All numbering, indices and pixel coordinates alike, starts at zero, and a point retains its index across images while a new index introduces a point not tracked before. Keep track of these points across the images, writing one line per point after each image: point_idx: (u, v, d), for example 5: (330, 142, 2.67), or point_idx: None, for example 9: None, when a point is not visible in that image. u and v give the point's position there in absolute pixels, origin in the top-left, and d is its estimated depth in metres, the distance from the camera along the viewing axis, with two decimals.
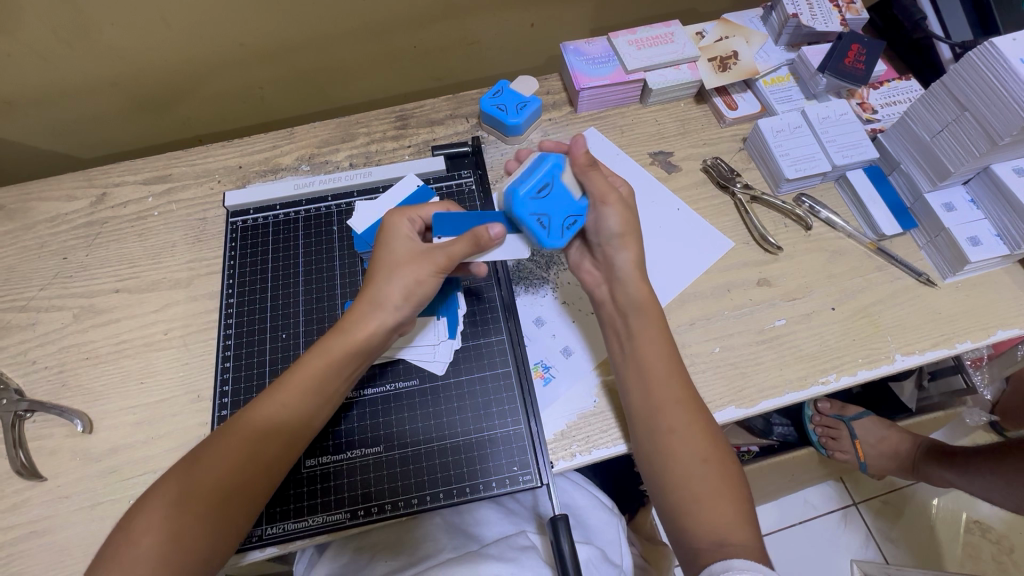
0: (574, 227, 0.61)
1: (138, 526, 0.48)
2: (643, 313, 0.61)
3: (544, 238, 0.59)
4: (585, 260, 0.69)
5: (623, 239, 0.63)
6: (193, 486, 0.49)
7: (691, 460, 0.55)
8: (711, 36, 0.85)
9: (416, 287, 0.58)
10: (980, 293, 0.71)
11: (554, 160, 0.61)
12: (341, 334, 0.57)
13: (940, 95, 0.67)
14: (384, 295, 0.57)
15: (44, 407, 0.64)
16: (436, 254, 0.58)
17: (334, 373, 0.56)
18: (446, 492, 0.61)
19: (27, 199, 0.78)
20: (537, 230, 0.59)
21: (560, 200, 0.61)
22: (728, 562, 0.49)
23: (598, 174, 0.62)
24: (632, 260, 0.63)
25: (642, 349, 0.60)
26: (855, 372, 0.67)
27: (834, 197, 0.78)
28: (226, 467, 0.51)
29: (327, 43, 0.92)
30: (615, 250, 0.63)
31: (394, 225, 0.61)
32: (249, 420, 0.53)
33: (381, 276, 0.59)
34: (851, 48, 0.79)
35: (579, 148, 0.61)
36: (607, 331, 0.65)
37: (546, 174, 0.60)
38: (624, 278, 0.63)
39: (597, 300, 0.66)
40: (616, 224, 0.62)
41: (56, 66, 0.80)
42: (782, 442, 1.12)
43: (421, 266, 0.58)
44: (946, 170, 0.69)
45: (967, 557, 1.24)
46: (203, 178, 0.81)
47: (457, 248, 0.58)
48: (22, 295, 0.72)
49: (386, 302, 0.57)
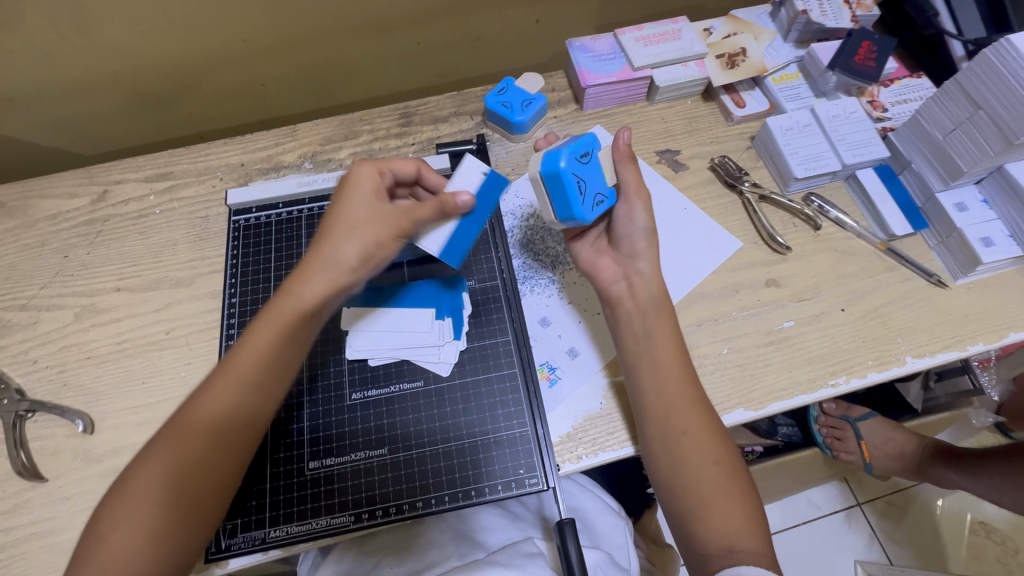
0: (603, 204, 0.62)
1: (115, 514, 0.49)
2: (661, 311, 0.61)
3: (580, 204, 0.59)
4: (599, 257, 0.67)
5: (650, 234, 0.64)
6: (156, 470, 0.50)
7: (700, 464, 0.55)
8: (719, 32, 0.83)
9: (375, 248, 0.57)
10: (992, 295, 0.70)
11: (594, 139, 0.62)
12: (288, 294, 0.56)
13: (953, 94, 0.66)
14: (340, 256, 0.56)
15: (46, 407, 0.64)
16: (399, 216, 0.57)
17: (285, 337, 0.55)
18: (451, 495, 0.60)
19: (28, 197, 0.77)
20: (574, 193, 0.58)
21: (595, 175, 0.62)
22: (737, 569, 0.48)
23: (634, 165, 0.64)
24: (654, 259, 0.64)
25: (661, 347, 0.59)
26: (866, 374, 0.66)
27: (843, 196, 0.77)
28: (184, 448, 0.51)
29: (329, 38, 0.91)
30: (642, 245, 0.64)
31: (359, 179, 0.60)
32: (202, 397, 0.53)
33: (334, 235, 0.57)
34: (861, 45, 0.78)
35: (623, 137, 0.63)
36: (622, 330, 0.62)
37: (587, 145, 0.61)
38: (646, 274, 0.63)
39: (613, 297, 0.64)
40: (644, 219, 0.63)
41: (57, 61, 0.79)
42: (786, 443, 1.10)
43: (378, 226, 0.57)
44: (957, 170, 0.68)
45: (971, 559, 1.23)
46: (205, 176, 0.80)
47: (422, 213, 0.57)
48: (23, 294, 0.72)
49: (340, 264, 0.56)
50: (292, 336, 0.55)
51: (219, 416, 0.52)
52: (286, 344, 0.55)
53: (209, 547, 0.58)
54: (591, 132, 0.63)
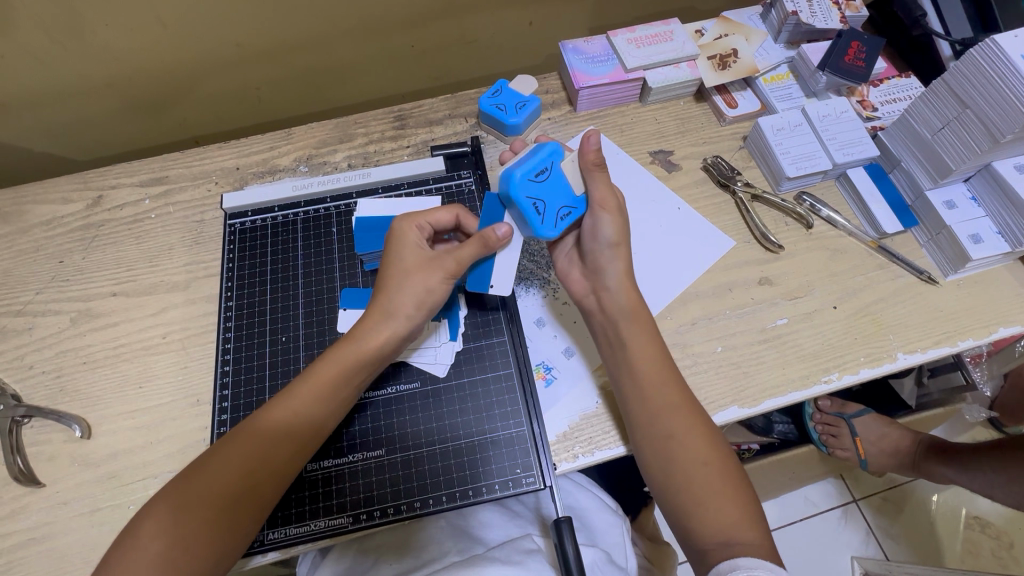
0: (567, 217, 0.64)
1: (144, 533, 0.47)
2: (635, 320, 0.61)
3: (537, 224, 0.62)
4: (572, 268, 0.68)
5: (618, 248, 0.63)
6: (197, 490, 0.49)
7: (693, 461, 0.55)
8: (710, 34, 0.84)
9: (426, 295, 0.59)
10: (981, 290, 0.71)
11: (557, 150, 0.64)
12: (353, 337, 0.58)
13: (941, 92, 0.67)
14: (397, 304, 0.58)
15: (42, 413, 0.64)
16: (444, 260, 0.60)
17: (348, 380, 0.56)
18: (449, 495, 0.60)
19: (22, 203, 0.77)
20: (529, 213, 0.62)
21: (555, 189, 0.63)
22: (734, 561, 0.49)
23: (603, 175, 0.63)
24: (621, 270, 0.63)
25: (639, 356, 0.60)
26: (858, 370, 0.67)
27: (835, 195, 0.78)
28: (231, 472, 0.50)
29: (324, 42, 0.91)
30: (607, 259, 0.64)
31: (401, 234, 0.61)
32: (258, 425, 0.53)
33: (391, 283, 0.59)
34: (851, 46, 0.79)
35: (590, 145, 0.61)
36: (598, 338, 0.64)
37: (546, 161, 0.63)
38: (612, 287, 0.63)
39: (585, 309, 0.66)
40: (610, 233, 0.63)
41: (52, 67, 0.79)
42: (782, 440, 1.10)
43: (431, 273, 0.59)
44: (946, 167, 0.69)
45: (967, 553, 1.24)
46: (200, 180, 0.80)
47: (467, 251, 0.60)
48: (18, 299, 0.72)
49: (397, 310, 0.58)
50: (354, 379, 0.57)
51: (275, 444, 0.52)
52: (347, 386, 0.57)
53: None
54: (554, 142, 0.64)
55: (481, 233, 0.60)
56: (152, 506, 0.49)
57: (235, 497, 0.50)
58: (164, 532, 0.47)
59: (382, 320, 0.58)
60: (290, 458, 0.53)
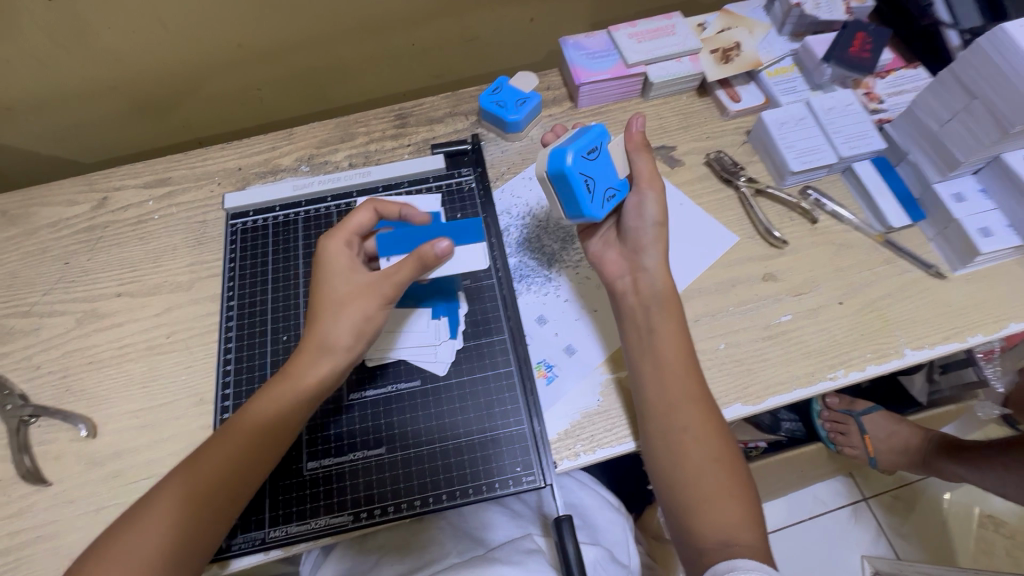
0: (612, 199, 0.63)
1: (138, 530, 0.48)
2: (666, 306, 0.61)
3: (588, 202, 0.60)
4: (607, 250, 0.67)
5: (659, 228, 0.63)
6: (191, 488, 0.51)
7: (699, 458, 0.55)
8: (713, 27, 0.83)
9: (365, 323, 0.57)
10: (991, 285, 0.69)
11: (605, 132, 0.62)
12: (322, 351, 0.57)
13: (948, 83, 0.65)
14: (332, 334, 0.57)
15: (49, 412, 0.64)
16: (380, 285, 0.57)
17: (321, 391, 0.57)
18: (450, 493, 0.60)
19: (29, 205, 0.78)
20: (581, 192, 0.60)
21: (606, 169, 0.62)
22: (732, 562, 0.48)
23: (649, 155, 0.64)
24: (660, 255, 0.63)
25: (666, 343, 0.59)
26: (865, 367, 0.66)
27: (840, 189, 0.77)
28: (219, 471, 0.52)
29: (325, 42, 0.91)
30: (648, 242, 0.63)
31: (331, 255, 0.60)
32: (243, 427, 0.54)
33: (325, 314, 0.58)
34: (857, 37, 0.78)
35: (635, 127, 0.64)
36: (625, 323, 0.63)
37: (597, 140, 0.61)
38: (652, 270, 0.63)
39: (618, 292, 0.64)
40: (655, 212, 0.63)
41: (56, 70, 0.80)
42: (789, 438, 1.09)
43: (367, 301, 0.57)
44: (954, 160, 0.67)
45: (980, 553, 1.22)
46: (203, 181, 0.81)
47: (401, 273, 0.57)
48: (26, 300, 0.72)
49: (335, 344, 0.57)
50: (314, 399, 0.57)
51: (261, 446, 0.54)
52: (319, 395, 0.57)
53: None
54: (602, 124, 0.62)
55: (418, 252, 0.56)
56: (148, 502, 0.50)
57: (223, 496, 0.52)
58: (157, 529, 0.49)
59: (318, 355, 0.57)
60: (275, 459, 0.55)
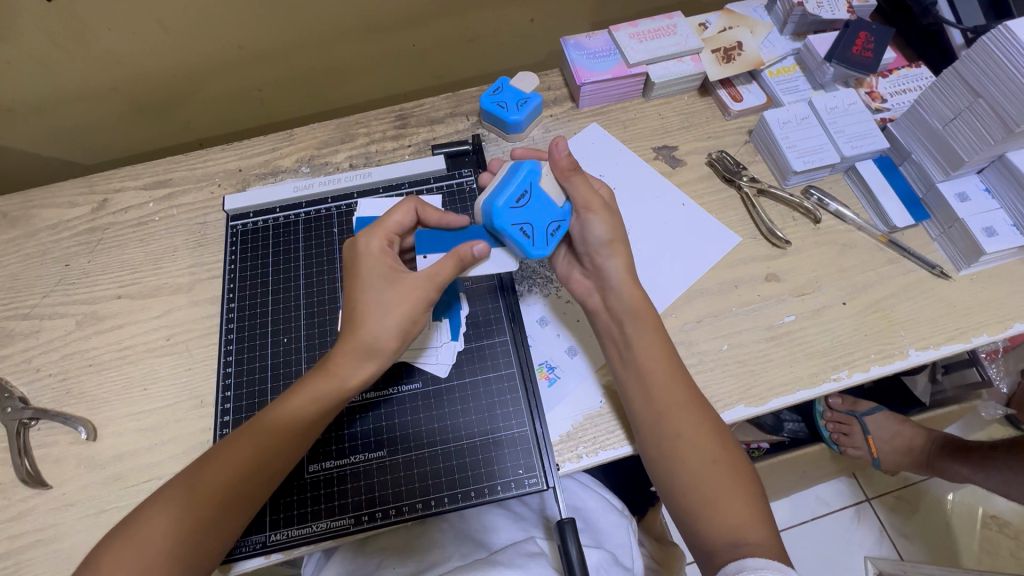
0: (559, 231, 0.60)
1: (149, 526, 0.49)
2: (640, 319, 0.60)
3: (530, 246, 0.58)
4: (571, 270, 0.68)
5: (612, 245, 0.62)
6: (197, 485, 0.50)
7: (699, 462, 0.54)
8: (715, 26, 0.83)
9: (410, 325, 0.56)
10: (996, 285, 0.69)
11: (530, 168, 0.60)
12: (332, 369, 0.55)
13: (952, 82, 0.65)
14: (380, 338, 0.55)
15: (49, 415, 0.64)
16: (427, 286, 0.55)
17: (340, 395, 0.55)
18: (451, 496, 0.60)
19: (30, 207, 0.78)
20: (520, 238, 0.58)
21: (541, 206, 0.60)
22: (741, 562, 0.48)
23: (580, 178, 0.62)
24: (622, 266, 0.62)
25: (644, 355, 0.59)
26: (869, 368, 0.65)
27: (843, 189, 0.76)
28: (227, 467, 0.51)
29: (325, 43, 0.91)
30: (605, 256, 0.62)
31: (370, 253, 0.57)
32: (252, 431, 0.53)
33: (370, 315, 0.55)
34: (859, 36, 0.77)
35: (559, 153, 0.61)
36: (602, 339, 0.63)
37: (524, 182, 0.59)
38: (615, 284, 0.62)
39: (590, 309, 0.65)
40: (602, 231, 0.62)
41: (56, 72, 0.80)
42: (792, 439, 1.09)
43: (415, 302, 0.55)
44: (959, 159, 0.67)
45: (985, 553, 1.21)
46: (203, 182, 0.80)
47: (443, 271, 0.56)
48: (26, 303, 0.72)
49: (381, 348, 0.55)
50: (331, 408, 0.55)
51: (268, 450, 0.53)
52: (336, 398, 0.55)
53: None
54: (528, 160, 0.60)
55: (457, 251, 0.57)
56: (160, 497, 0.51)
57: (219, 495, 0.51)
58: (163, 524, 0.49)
59: (355, 364, 0.55)
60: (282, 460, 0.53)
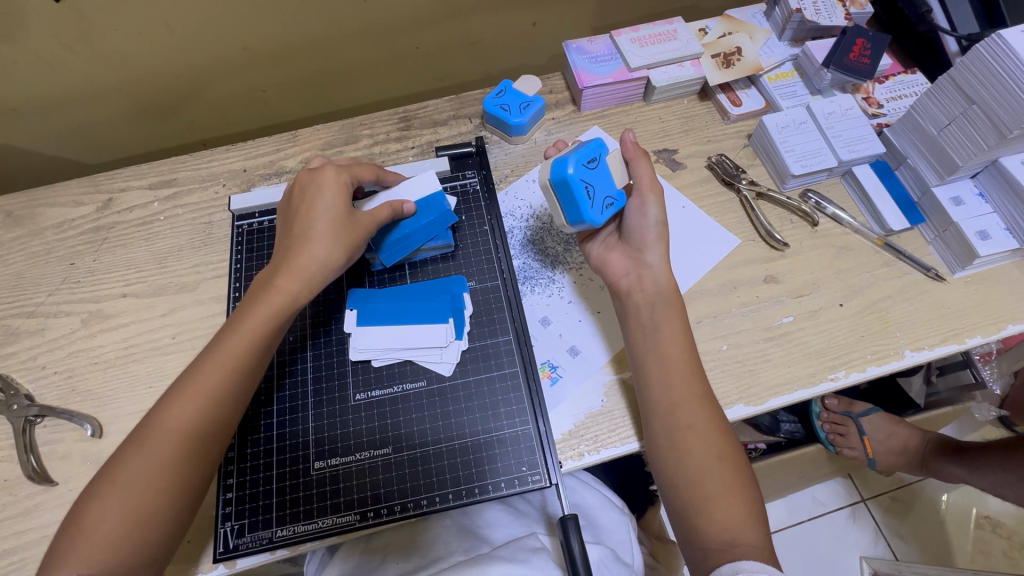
0: (612, 206, 0.63)
1: (96, 513, 0.49)
2: (669, 304, 0.62)
3: (587, 207, 0.61)
4: (609, 253, 0.68)
5: (662, 227, 0.65)
6: (141, 465, 0.51)
7: (703, 456, 0.55)
8: (714, 32, 0.84)
9: (352, 248, 0.63)
10: (989, 288, 0.70)
11: (604, 143, 0.63)
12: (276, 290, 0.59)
13: (947, 89, 0.66)
14: (315, 256, 0.61)
15: (55, 412, 0.65)
16: (359, 220, 0.63)
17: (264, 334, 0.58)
18: (456, 492, 0.61)
19: (35, 206, 0.79)
20: (582, 198, 0.61)
21: (604, 178, 0.63)
22: (736, 564, 0.48)
23: (647, 163, 0.65)
24: (663, 253, 0.65)
25: (668, 341, 0.60)
26: (865, 368, 0.67)
27: (840, 193, 0.78)
28: (164, 442, 0.52)
29: (329, 45, 0.92)
30: (651, 241, 0.65)
31: (325, 180, 0.64)
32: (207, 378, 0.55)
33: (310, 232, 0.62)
34: (856, 43, 0.79)
35: (628, 139, 0.65)
36: (630, 321, 0.63)
37: (595, 151, 0.62)
38: (655, 267, 0.64)
39: (622, 290, 0.65)
40: (657, 213, 0.64)
41: (62, 72, 0.81)
42: (789, 439, 1.10)
43: (348, 231, 0.62)
44: (952, 164, 0.68)
45: (977, 553, 1.23)
46: (208, 182, 0.81)
47: (382, 214, 0.65)
48: (31, 301, 0.73)
49: (315, 260, 0.61)
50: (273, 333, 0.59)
51: (208, 406, 0.54)
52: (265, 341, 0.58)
53: (216, 547, 0.59)
54: (601, 137, 0.64)
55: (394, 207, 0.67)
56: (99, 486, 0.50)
57: (176, 468, 0.52)
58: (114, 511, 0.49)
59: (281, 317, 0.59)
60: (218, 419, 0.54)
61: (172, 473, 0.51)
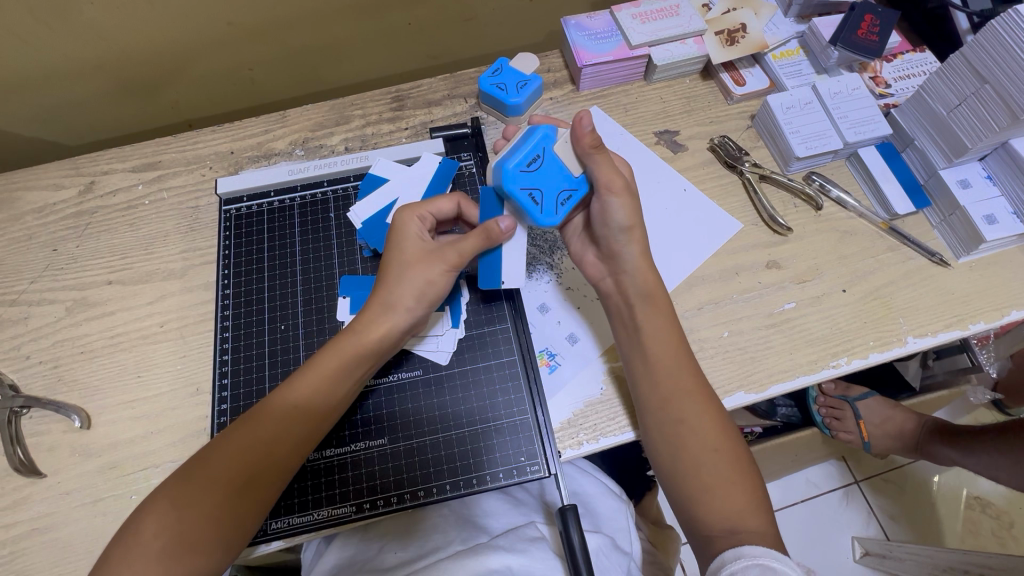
0: (569, 200, 0.60)
1: (145, 527, 0.47)
2: (652, 304, 0.60)
3: (535, 212, 0.60)
4: (585, 250, 0.67)
5: (631, 229, 0.61)
6: (202, 483, 0.49)
7: (701, 447, 0.54)
8: (718, 8, 0.81)
9: (427, 287, 0.58)
10: (993, 272, 0.69)
11: (551, 133, 0.60)
12: (366, 326, 0.56)
13: (959, 68, 0.64)
14: (394, 296, 0.57)
15: (41, 403, 0.63)
16: (446, 253, 0.58)
17: (347, 375, 0.55)
18: (452, 484, 0.60)
19: (13, 189, 0.76)
20: (527, 203, 0.59)
21: (552, 173, 0.60)
22: (740, 549, 0.48)
23: (604, 156, 0.59)
24: (639, 252, 0.61)
25: (651, 341, 0.59)
26: (867, 355, 0.66)
27: (845, 175, 0.76)
28: (230, 465, 0.50)
29: (319, 20, 0.88)
30: (622, 243, 0.61)
31: (404, 226, 0.61)
32: (280, 403, 0.53)
33: (391, 274, 0.58)
34: (865, 19, 0.76)
35: (582, 128, 0.57)
36: (614, 320, 0.63)
37: (538, 147, 0.60)
38: (629, 270, 0.61)
39: (602, 293, 0.65)
40: (622, 215, 0.60)
41: (35, 49, 0.77)
42: (784, 424, 1.09)
43: (433, 265, 0.58)
44: (962, 147, 0.67)
45: (967, 533, 1.24)
46: (194, 165, 0.78)
47: (470, 246, 0.58)
48: (13, 289, 0.70)
49: (398, 302, 0.57)
50: (352, 373, 0.56)
51: (276, 432, 0.52)
52: (346, 383, 0.55)
53: None
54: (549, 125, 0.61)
55: (485, 227, 0.58)
56: (155, 499, 0.48)
57: (235, 494, 0.49)
58: (165, 526, 0.47)
59: (362, 356, 0.56)
60: (289, 454, 0.52)
61: (232, 499, 0.49)
